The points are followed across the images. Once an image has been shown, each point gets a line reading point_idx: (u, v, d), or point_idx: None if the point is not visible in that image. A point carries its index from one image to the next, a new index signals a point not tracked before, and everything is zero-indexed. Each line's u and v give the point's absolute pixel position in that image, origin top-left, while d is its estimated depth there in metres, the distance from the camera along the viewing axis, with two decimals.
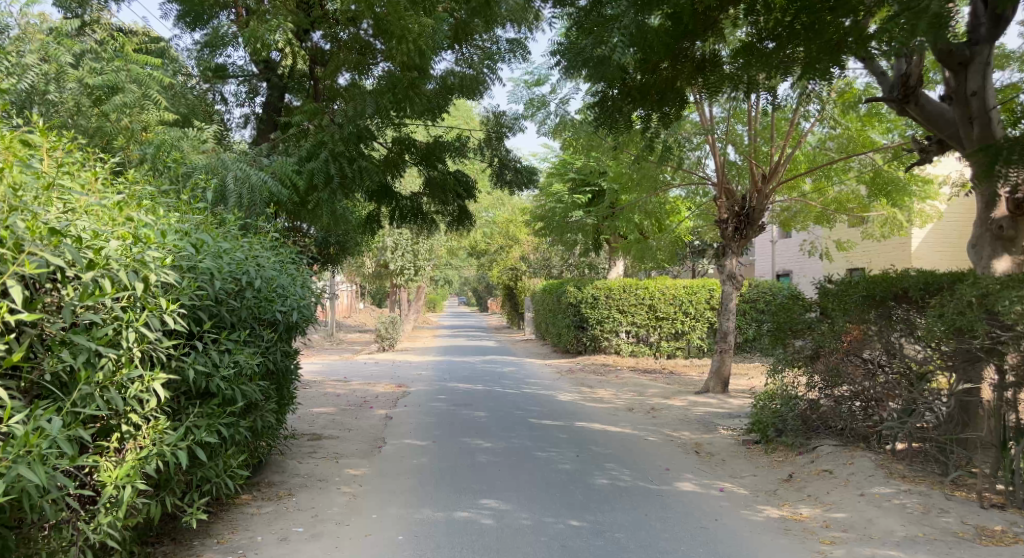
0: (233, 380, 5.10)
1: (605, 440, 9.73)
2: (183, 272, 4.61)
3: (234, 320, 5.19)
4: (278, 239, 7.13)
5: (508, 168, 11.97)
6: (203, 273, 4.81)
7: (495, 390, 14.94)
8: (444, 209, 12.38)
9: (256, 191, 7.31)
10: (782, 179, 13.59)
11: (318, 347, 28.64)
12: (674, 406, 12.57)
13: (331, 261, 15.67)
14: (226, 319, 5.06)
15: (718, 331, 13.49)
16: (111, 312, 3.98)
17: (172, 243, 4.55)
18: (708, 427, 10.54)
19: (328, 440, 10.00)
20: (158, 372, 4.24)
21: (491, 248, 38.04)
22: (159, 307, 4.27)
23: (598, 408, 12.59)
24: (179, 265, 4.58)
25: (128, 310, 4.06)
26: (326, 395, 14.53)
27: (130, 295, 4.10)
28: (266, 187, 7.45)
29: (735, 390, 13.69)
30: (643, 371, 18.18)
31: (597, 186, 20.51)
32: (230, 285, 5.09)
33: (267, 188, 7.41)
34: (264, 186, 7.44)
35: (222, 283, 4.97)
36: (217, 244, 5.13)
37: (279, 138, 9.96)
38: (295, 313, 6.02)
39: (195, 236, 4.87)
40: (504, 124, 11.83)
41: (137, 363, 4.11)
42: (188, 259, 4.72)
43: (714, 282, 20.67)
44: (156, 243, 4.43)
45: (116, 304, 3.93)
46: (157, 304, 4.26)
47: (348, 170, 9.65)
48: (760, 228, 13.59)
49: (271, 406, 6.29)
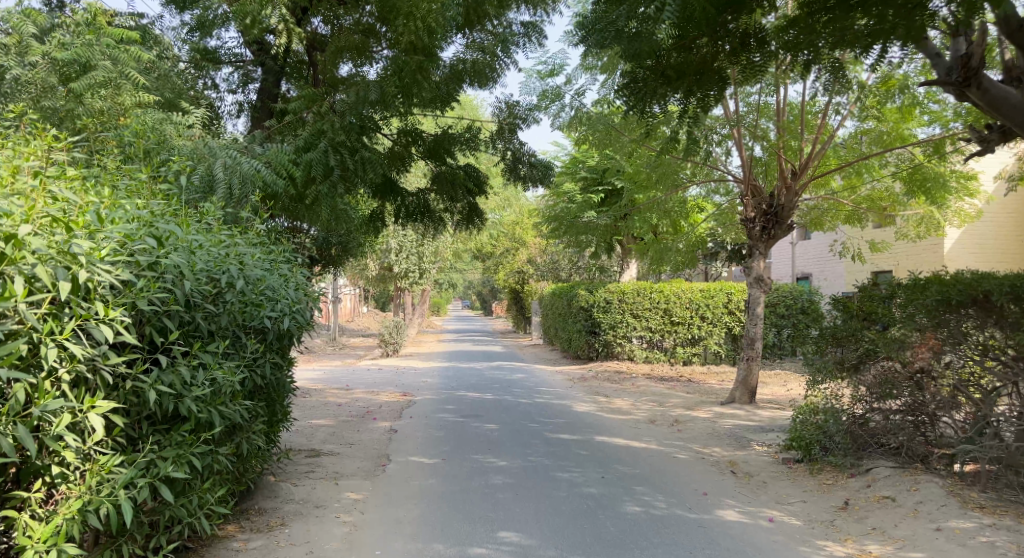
0: (210, 400, 4.27)
1: (630, 459, 8.88)
2: (139, 271, 3.81)
3: (210, 328, 4.38)
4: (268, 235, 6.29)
5: (522, 163, 11.01)
6: (168, 271, 4.01)
7: (506, 399, 14.11)
8: (452, 206, 11.57)
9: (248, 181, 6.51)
10: (811, 176, 12.79)
11: (319, 353, 27.87)
12: (699, 419, 11.73)
13: (332, 263, 14.87)
14: (199, 327, 4.26)
15: (745, 338, 12.66)
16: (25, 322, 3.26)
17: (121, 234, 3.79)
18: (739, 443, 9.70)
19: (327, 458, 9.17)
20: (96, 397, 3.49)
21: (497, 251, 37.28)
22: (95, 314, 3.53)
23: (617, 420, 11.76)
24: (132, 261, 3.81)
25: (49, 318, 3.33)
26: (327, 405, 13.72)
27: (55, 299, 3.37)
28: (258, 175, 6.65)
29: (763, 401, 12.84)
30: (659, 379, 17.34)
31: (610, 185, 19.70)
32: (206, 286, 4.28)
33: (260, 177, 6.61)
34: (257, 173, 6.64)
35: (195, 284, 4.17)
36: (188, 236, 4.33)
37: (275, 127, 9.16)
38: (289, 320, 5.21)
39: (158, 226, 4.09)
40: (518, 115, 10.90)
41: (62, 387, 3.38)
42: (148, 254, 3.94)
43: (732, 286, 19.62)
44: (98, 232, 3.68)
45: (30, 312, 3.20)
46: (93, 311, 3.52)
47: (350, 162, 8.77)
48: (790, 227, 12.71)
49: (259, 426, 5.48)
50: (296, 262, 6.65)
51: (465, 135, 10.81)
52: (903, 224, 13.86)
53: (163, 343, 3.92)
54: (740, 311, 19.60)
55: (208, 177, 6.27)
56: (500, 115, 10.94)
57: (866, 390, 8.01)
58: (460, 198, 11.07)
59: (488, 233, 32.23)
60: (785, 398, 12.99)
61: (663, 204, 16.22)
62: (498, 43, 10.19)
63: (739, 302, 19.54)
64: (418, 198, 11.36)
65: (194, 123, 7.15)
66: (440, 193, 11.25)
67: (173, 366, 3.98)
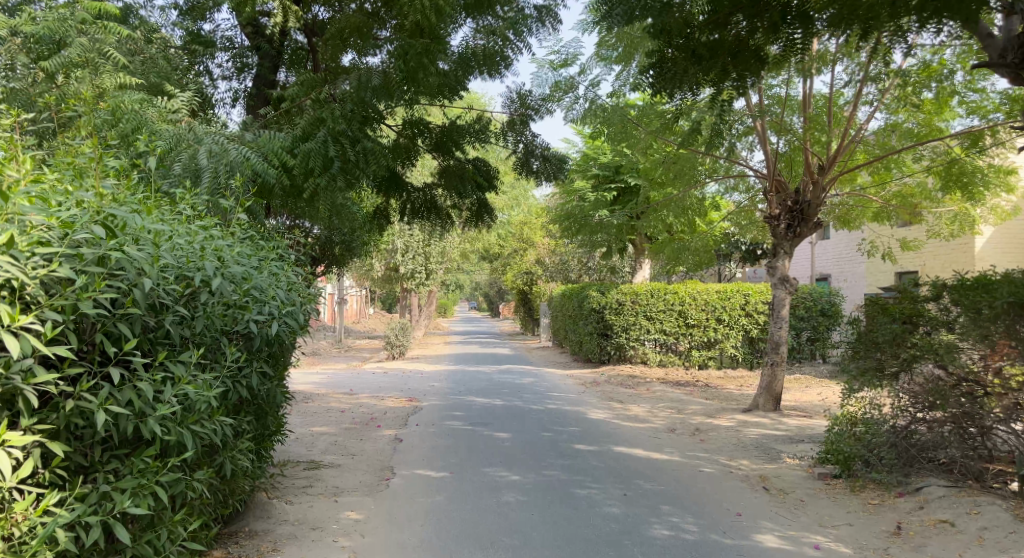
0: (182, 418, 3.67)
1: (653, 473, 8.25)
2: (84, 267, 3.20)
3: (181, 334, 3.77)
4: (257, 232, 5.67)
5: (535, 157, 10.33)
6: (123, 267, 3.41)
7: (516, 405, 13.48)
8: (459, 203, 10.95)
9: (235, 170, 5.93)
10: (837, 172, 12.15)
11: (324, 355, 27.29)
12: (721, 427, 11.09)
13: (335, 262, 14.26)
14: (166, 333, 3.66)
15: (769, 342, 12.00)
16: None
17: (55, 224, 3.18)
18: (768, 455, 9.06)
19: (327, 471, 8.55)
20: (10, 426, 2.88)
21: (505, 252, 36.67)
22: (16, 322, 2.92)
23: (635, 429, 11.12)
24: (74, 254, 3.20)
25: None
26: (330, 411, 13.11)
27: None
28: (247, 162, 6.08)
29: (787, 408, 12.20)
30: (675, 383, 16.71)
31: (624, 182, 19.05)
32: (172, 285, 3.67)
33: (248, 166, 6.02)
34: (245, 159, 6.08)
35: (159, 282, 3.57)
36: (151, 226, 3.73)
37: (273, 115, 8.56)
38: (276, 324, 4.61)
39: (110, 214, 3.49)
40: (530, 106, 10.21)
41: None
42: (97, 246, 3.33)
43: (749, 287, 19.06)
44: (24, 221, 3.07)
45: None
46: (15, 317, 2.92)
47: (351, 153, 8.13)
48: (817, 224, 12.02)
49: (247, 444, 4.87)
50: (290, 260, 6.06)
51: (475, 127, 10.20)
52: (934, 222, 13.19)
53: (118, 355, 3.31)
54: (758, 312, 19.01)
55: (192, 164, 5.65)
56: (512, 106, 10.23)
57: (913, 399, 7.35)
58: (468, 194, 10.46)
59: (496, 232, 31.63)
60: (810, 406, 12.35)
61: (679, 200, 15.58)
62: (509, 28, 9.57)
63: (757, 303, 18.97)
64: (424, 194, 10.77)
65: (180, 107, 6.54)
66: (446, 188, 10.63)
67: (133, 380, 3.36)
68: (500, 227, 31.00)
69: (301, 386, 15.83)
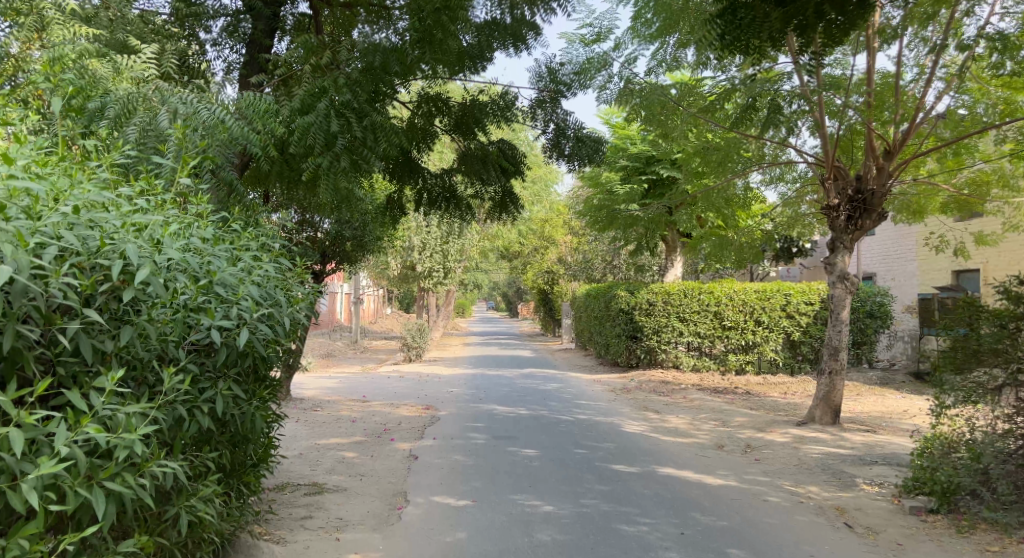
0: (88, 475, 2.64)
1: (711, 503, 7.05)
2: None
3: (83, 344, 2.78)
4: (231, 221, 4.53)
5: (567, 138, 9.07)
6: None
7: (543, 415, 12.30)
8: (480, 192, 9.74)
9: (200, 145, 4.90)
10: (903, 160, 10.83)
11: (339, 357, 26.13)
12: (775, 444, 9.86)
13: (346, 258, 13.15)
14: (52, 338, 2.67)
15: (827, 348, 10.74)
16: None
17: None
18: (839, 481, 7.80)
19: (331, 497, 7.39)
20: None
21: (526, 250, 35.52)
22: None
23: (679, 445, 9.92)
24: None
25: None
26: (340, 421, 11.96)
27: None
28: (213, 134, 5.01)
29: (847, 421, 10.93)
30: (713, 391, 15.46)
31: (656, 173, 17.81)
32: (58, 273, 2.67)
33: (213, 140, 4.96)
34: (214, 130, 5.02)
35: (30, 265, 2.57)
36: (31, 188, 2.72)
37: (269, 85, 7.48)
38: (246, 333, 3.52)
39: None
40: (561, 81, 8.99)
41: None
42: None
43: (790, 286, 17.76)
44: None
45: None
46: None
47: (358, 129, 6.93)
48: (880, 216, 10.75)
49: (214, 487, 3.73)
50: (276, 253, 4.98)
51: (498, 103, 8.93)
52: (1009, 214, 11.88)
53: None
54: (801, 313, 17.72)
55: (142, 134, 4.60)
56: (541, 83, 8.99)
57: None
58: (491, 181, 9.21)
59: (516, 230, 30.41)
60: (872, 419, 11.08)
61: (720, 192, 14.31)
62: None
63: (799, 303, 17.67)
64: (441, 181, 9.60)
65: (148, 66, 5.43)
66: (465, 174, 9.44)
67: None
68: (521, 224, 29.78)
69: (309, 392, 14.68)
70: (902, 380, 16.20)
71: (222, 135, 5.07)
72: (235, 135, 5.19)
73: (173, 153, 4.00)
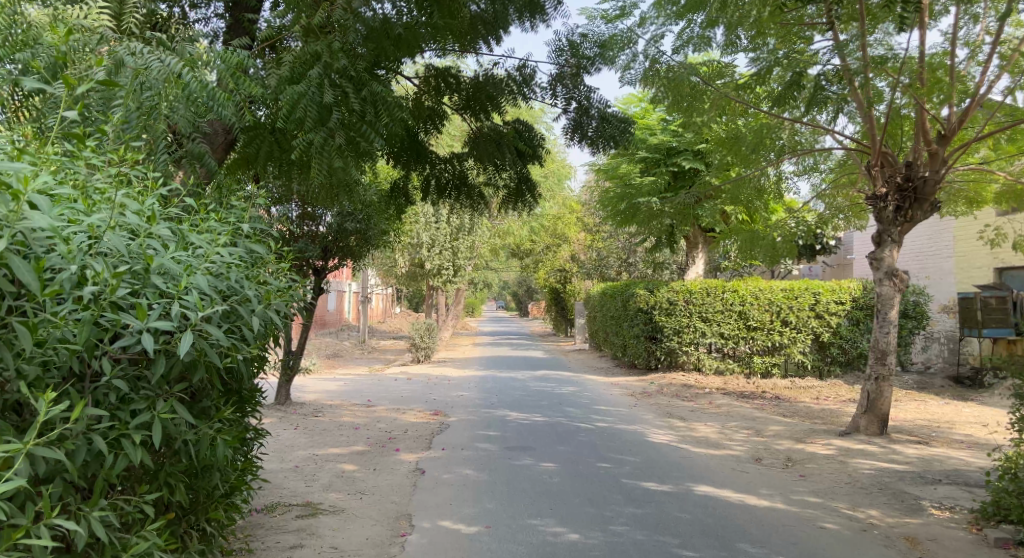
0: None
1: (762, 531, 6.13)
2: None
3: None
4: (182, 198, 3.80)
5: (591, 118, 8.15)
6: None
7: (561, 422, 11.40)
8: (493, 178, 8.76)
9: (149, 107, 4.14)
10: (957, 148, 9.90)
11: (345, 358, 25.22)
12: (820, 458, 8.94)
13: (350, 252, 12.28)
14: None
15: (874, 351, 9.81)
16: None
17: None
18: (902, 504, 6.87)
19: (325, 520, 6.49)
20: None
21: (539, 248, 34.64)
22: None
23: (714, 459, 8.99)
24: None
25: None
26: (342, 428, 11.07)
27: None
28: (167, 93, 4.24)
29: (895, 432, 10.01)
30: (740, 396, 14.54)
31: (678, 165, 16.85)
32: None
33: (167, 99, 4.17)
34: (167, 88, 4.23)
35: None
36: None
37: (258, 55, 6.70)
38: (189, 337, 2.87)
39: None
40: (585, 53, 8.06)
41: None
42: None
43: (820, 285, 16.82)
44: None
45: None
46: None
47: (356, 101, 6.04)
48: (932, 207, 9.83)
49: (155, 539, 2.87)
50: (244, 239, 4.20)
51: (515, 76, 7.99)
52: None
53: None
54: (831, 313, 16.78)
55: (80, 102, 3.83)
56: (561, 56, 8.07)
57: None
58: (506, 164, 8.27)
59: (528, 226, 29.48)
60: (922, 430, 10.15)
61: (750, 183, 13.36)
62: None
63: (829, 302, 16.74)
64: (451, 166, 8.73)
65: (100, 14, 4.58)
66: (476, 159, 8.52)
67: None
68: (533, 221, 28.86)
69: (310, 396, 13.80)
70: (940, 385, 15.26)
71: (177, 94, 4.30)
72: (195, 94, 4.43)
73: (67, 83, 3.42)
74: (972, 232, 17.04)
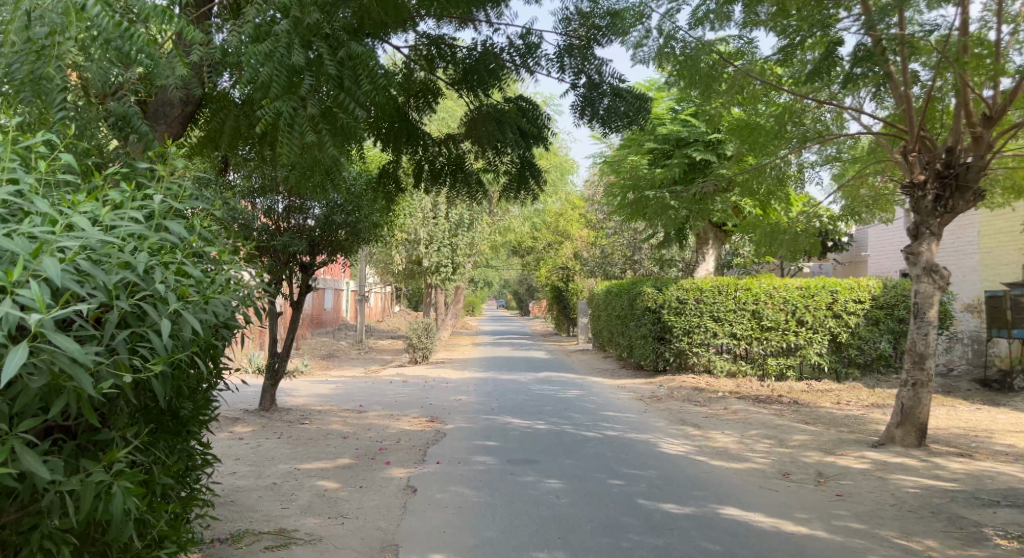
0: None
1: None
2: None
3: None
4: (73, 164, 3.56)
5: (602, 94, 7.23)
6: None
7: (567, 430, 10.53)
8: (493, 162, 7.82)
9: (47, 47, 4.20)
10: (1004, 130, 9.02)
11: (339, 359, 24.26)
12: (856, 473, 8.08)
13: (338, 246, 11.41)
14: None
15: (910, 355, 8.95)
16: None
17: None
18: (962, 532, 6.00)
19: (298, 550, 5.62)
20: None
21: (540, 245, 33.80)
22: None
23: (738, 473, 8.11)
24: None
25: None
26: (329, 436, 10.18)
27: None
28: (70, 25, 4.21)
29: (934, 444, 9.14)
30: (756, 401, 13.66)
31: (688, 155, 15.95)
32: None
33: (65, 36, 4.19)
34: (68, 20, 4.20)
35: None
36: None
37: (220, 13, 5.95)
38: (20, 352, 2.54)
39: None
40: (600, 20, 7.17)
41: None
42: None
43: (837, 282, 16.02)
44: None
45: None
46: None
47: (333, 66, 5.15)
48: (976, 197, 8.95)
49: None
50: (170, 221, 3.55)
51: (517, 46, 7.02)
52: None
53: None
54: (849, 312, 15.93)
55: None
56: (568, 26, 7.24)
57: None
58: (507, 145, 7.34)
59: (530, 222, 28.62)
60: (962, 443, 9.28)
61: (766, 174, 12.48)
62: None
63: (847, 301, 15.91)
64: (445, 149, 7.86)
65: None
66: (473, 142, 7.60)
67: None
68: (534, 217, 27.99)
69: (298, 401, 12.90)
70: (967, 389, 14.41)
71: (81, 30, 4.27)
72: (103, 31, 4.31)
73: None
74: (1002, 227, 16.16)
